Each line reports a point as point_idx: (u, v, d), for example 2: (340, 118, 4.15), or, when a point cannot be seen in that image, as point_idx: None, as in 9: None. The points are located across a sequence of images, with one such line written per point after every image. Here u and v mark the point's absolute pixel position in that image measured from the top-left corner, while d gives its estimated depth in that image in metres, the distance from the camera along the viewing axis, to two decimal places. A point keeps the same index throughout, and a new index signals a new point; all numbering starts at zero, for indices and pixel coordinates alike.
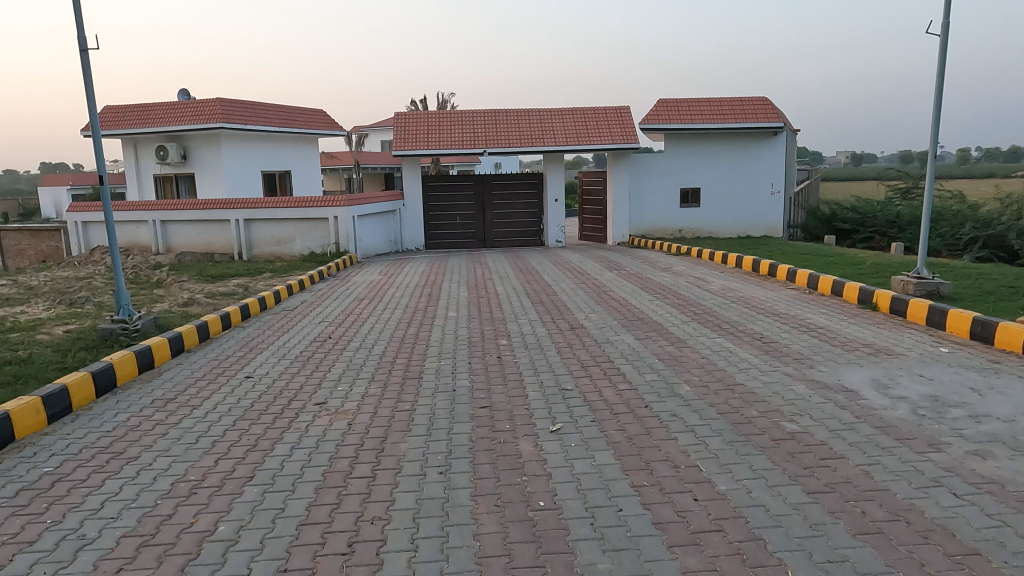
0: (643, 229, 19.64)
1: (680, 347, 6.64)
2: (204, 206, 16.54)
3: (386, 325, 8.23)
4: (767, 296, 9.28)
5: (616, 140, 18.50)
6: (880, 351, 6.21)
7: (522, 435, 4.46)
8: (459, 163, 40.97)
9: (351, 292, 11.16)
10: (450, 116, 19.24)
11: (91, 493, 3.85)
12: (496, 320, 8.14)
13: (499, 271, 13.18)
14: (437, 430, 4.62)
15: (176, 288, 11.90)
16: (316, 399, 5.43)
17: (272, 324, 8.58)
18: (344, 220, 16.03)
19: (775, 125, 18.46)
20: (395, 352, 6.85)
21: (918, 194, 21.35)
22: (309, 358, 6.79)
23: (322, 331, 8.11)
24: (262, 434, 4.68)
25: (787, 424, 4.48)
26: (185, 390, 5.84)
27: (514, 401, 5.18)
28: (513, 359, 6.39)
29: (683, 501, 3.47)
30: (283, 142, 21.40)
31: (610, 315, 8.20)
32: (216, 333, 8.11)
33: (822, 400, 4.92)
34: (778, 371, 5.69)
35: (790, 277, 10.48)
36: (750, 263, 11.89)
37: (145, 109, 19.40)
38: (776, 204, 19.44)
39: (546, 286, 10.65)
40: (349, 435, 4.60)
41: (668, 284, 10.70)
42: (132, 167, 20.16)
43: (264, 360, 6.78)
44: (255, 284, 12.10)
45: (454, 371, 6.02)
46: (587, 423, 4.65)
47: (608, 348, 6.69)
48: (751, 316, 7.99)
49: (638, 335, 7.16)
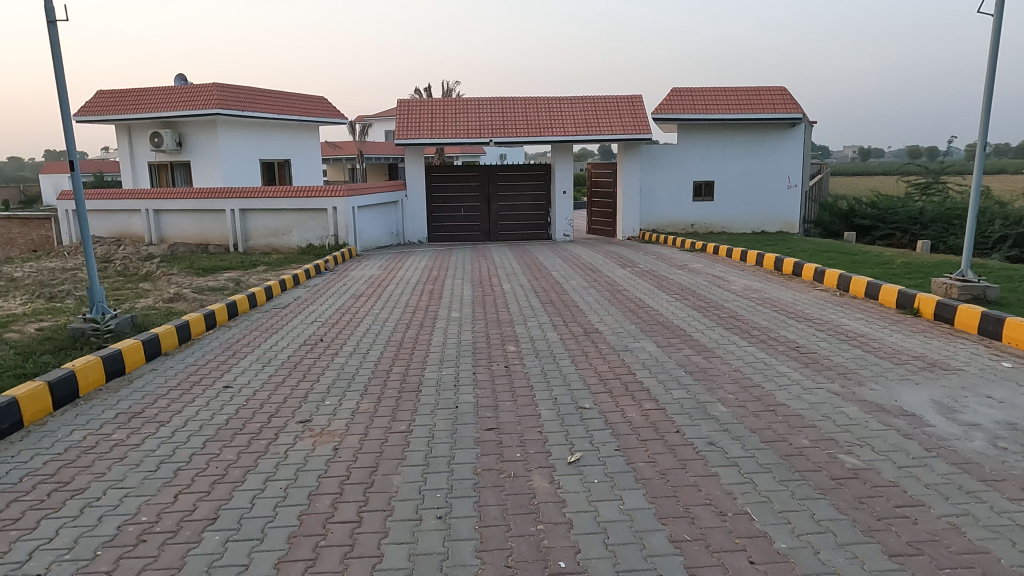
0: (654, 223, 18.92)
1: (707, 357, 5.96)
2: (198, 195, 15.90)
3: (382, 328, 7.57)
4: (795, 298, 8.59)
5: (628, 130, 17.78)
6: (936, 365, 5.53)
7: (535, 467, 3.82)
8: (465, 153, 40.65)
9: (349, 288, 10.50)
10: (455, 103, 18.56)
11: (20, 540, 3.22)
12: (502, 323, 7.47)
13: (505, 266, 12.51)
14: (436, 459, 3.97)
15: (164, 281, 11.27)
16: (299, 416, 4.78)
17: (260, 325, 7.94)
18: (343, 212, 15.38)
19: (794, 116, 17.70)
20: (391, 359, 6.19)
21: (939, 189, 20.63)
22: (297, 364, 6.15)
23: (313, 333, 7.46)
24: (232, 462, 4.03)
25: (847, 459, 3.81)
26: (155, 402, 5.19)
27: (525, 422, 4.52)
28: (523, 370, 5.72)
29: (737, 565, 2.82)
30: (283, 129, 20.73)
31: (626, 319, 7.52)
32: (198, 333, 7.46)
33: (883, 428, 4.24)
34: (825, 389, 5.01)
35: (818, 277, 9.77)
36: (772, 261, 11.21)
37: (138, 94, 18.75)
38: (793, 198, 18.71)
39: (556, 285, 9.98)
40: (334, 464, 3.97)
41: (685, 283, 10.03)
42: (126, 154, 19.52)
43: (247, 366, 6.13)
44: (247, 278, 11.45)
45: (457, 384, 5.37)
46: (612, 452, 3.99)
47: (628, 358, 6.02)
48: (781, 321, 7.32)
49: (660, 343, 6.48)
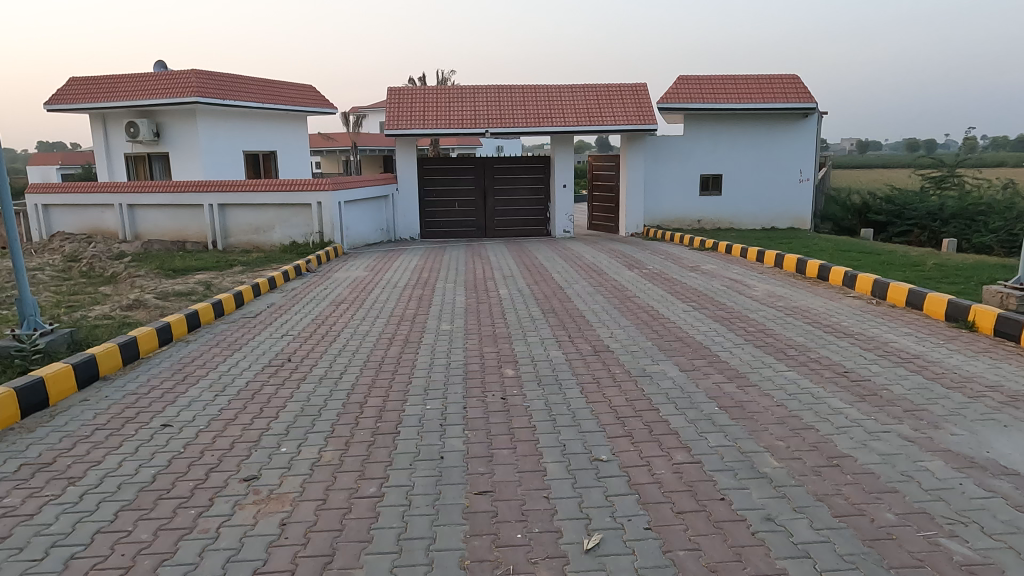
0: (659, 219, 17.97)
1: (742, 386, 5.02)
2: (174, 189, 14.90)
3: (360, 344, 6.62)
4: (827, 308, 7.67)
5: (632, 121, 16.78)
6: (1020, 399, 4.61)
7: (542, 559, 2.89)
8: (461, 145, 39.82)
9: (329, 292, 9.51)
10: (449, 92, 17.56)
11: None
12: (499, 339, 6.52)
13: (502, 267, 11.56)
14: (410, 544, 3.04)
15: (128, 284, 10.29)
16: (245, 472, 3.83)
17: (223, 340, 6.97)
18: (329, 207, 14.35)
19: (807, 106, 16.74)
20: (367, 388, 5.22)
21: (955, 182, 19.66)
22: (256, 394, 5.20)
23: (282, 350, 6.52)
24: (142, 547, 3.08)
25: (955, 546, 2.90)
26: (71, 449, 4.22)
27: (527, 483, 3.59)
28: (523, 403, 4.76)
29: None
30: (267, 119, 19.68)
31: (640, 334, 6.59)
32: (149, 350, 6.49)
33: (984, 496, 3.32)
34: (894, 434, 4.09)
35: (849, 283, 8.82)
36: (794, 262, 10.28)
37: (113, 81, 17.68)
38: (804, 192, 17.78)
39: (558, 290, 9.02)
40: (278, 549, 3.04)
41: (701, 288, 9.09)
42: (102, 145, 18.47)
43: (195, 397, 5.16)
44: (220, 280, 10.50)
45: (444, 424, 4.42)
46: (641, 532, 3.07)
47: (646, 385, 5.08)
48: (818, 336, 6.39)
49: (683, 366, 5.53)
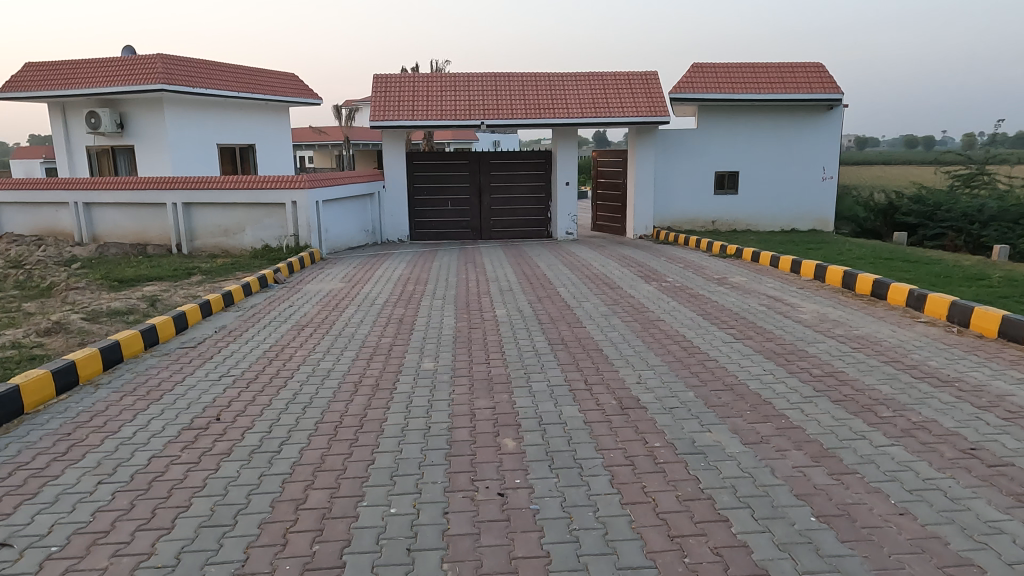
0: (670, 219, 16.49)
1: (836, 474, 3.57)
2: (135, 186, 13.37)
3: (315, 391, 5.14)
4: (899, 339, 6.21)
5: (641, 111, 15.30)
6: None
7: None
8: (458, 138, 38.39)
9: (294, 311, 8.01)
10: (442, 80, 16.04)
11: None
12: (497, 386, 5.06)
13: (500, 278, 10.09)
14: None
15: (59, 300, 8.79)
16: None
17: (143, 382, 5.47)
18: (304, 207, 12.82)
19: (832, 96, 15.32)
20: (315, 472, 3.74)
21: (985, 181, 18.31)
22: (157, 480, 3.72)
23: (214, 398, 5.03)
24: None
25: None
26: None
27: None
28: (531, 506, 3.30)
29: None
30: (243, 111, 18.12)
31: (676, 378, 5.15)
32: (42, 400, 4.98)
33: None
34: None
35: (916, 304, 7.33)
36: (841, 275, 8.79)
37: (72, 68, 16.09)
38: (827, 191, 16.35)
39: (567, 310, 7.55)
40: None
41: (736, 308, 7.65)
42: (61, 138, 16.90)
43: (70, 485, 3.68)
44: (170, 295, 9.00)
45: (412, 550, 2.96)
46: None
47: (704, 471, 3.62)
48: (907, 384, 4.95)
49: (748, 436, 4.08)
